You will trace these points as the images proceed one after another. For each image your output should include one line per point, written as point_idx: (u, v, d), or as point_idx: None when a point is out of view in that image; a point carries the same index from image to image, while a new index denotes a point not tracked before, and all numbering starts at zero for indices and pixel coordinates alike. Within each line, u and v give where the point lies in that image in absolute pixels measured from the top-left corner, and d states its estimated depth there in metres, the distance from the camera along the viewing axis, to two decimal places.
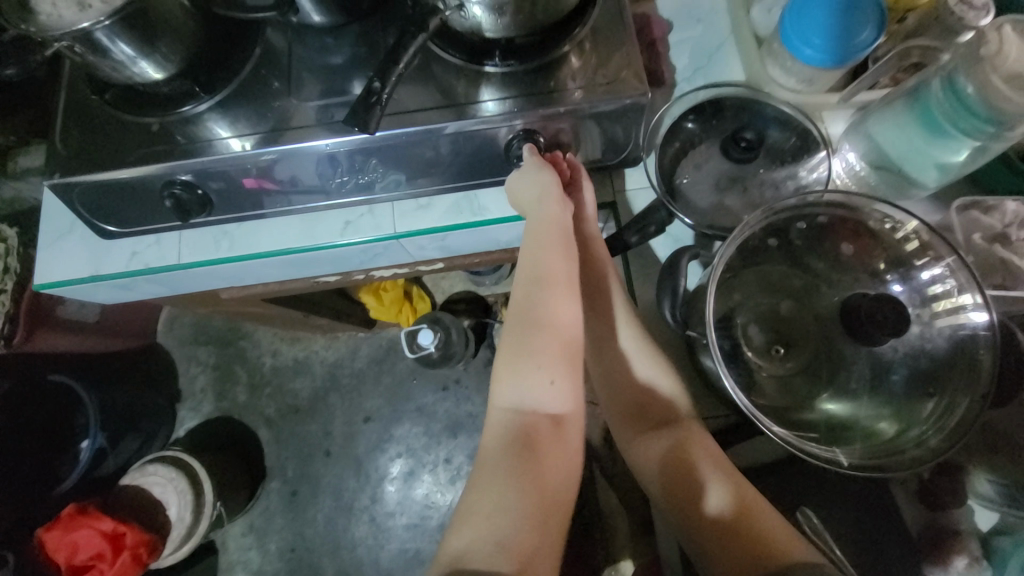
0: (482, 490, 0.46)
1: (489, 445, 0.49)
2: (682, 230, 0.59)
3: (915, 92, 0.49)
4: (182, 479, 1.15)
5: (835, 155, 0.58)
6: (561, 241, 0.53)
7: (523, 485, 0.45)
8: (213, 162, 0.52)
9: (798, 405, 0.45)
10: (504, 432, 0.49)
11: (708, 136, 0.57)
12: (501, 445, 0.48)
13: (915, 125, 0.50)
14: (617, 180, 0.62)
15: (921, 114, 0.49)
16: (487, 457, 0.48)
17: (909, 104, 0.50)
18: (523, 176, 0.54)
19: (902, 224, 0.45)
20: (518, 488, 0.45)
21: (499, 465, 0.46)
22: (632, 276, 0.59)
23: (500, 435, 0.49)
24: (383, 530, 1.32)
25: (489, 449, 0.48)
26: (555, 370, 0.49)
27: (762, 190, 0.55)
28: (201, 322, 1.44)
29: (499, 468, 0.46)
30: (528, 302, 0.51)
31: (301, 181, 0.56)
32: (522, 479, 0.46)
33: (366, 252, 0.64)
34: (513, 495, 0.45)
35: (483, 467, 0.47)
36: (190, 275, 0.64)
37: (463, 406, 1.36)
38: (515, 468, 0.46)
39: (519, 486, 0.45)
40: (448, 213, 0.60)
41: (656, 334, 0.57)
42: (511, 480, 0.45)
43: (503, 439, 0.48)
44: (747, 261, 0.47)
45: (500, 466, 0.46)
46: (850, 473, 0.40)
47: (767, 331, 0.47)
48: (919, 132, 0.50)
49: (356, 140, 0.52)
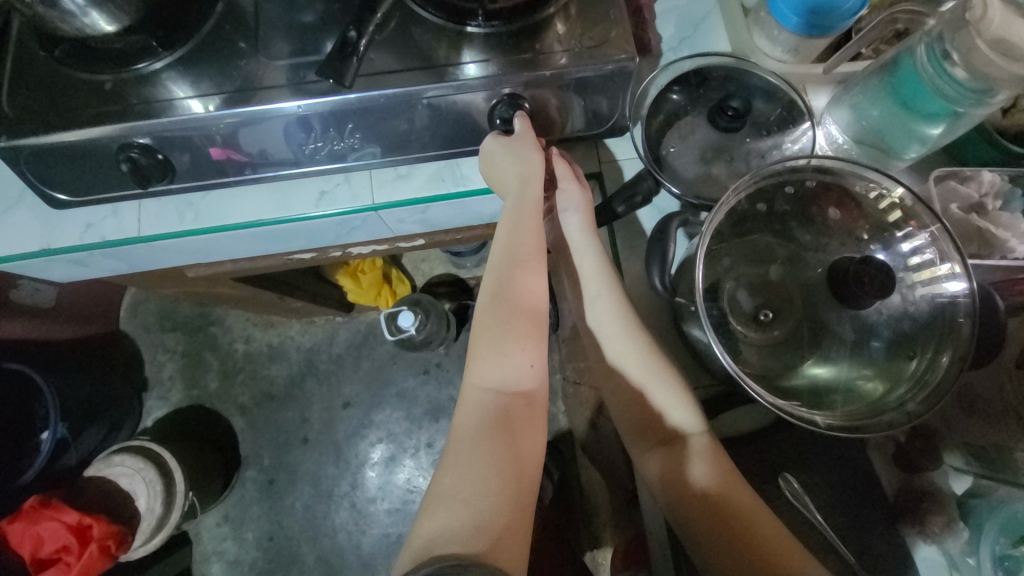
0: (457, 468, 0.45)
1: (463, 424, 0.48)
2: (668, 200, 0.58)
3: (893, 63, 0.50)
4: (150, 470, 1.10)
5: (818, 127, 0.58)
6: (534, 219, 0.52)
7: (500, 466, 0.45)
8: (173, 125, 0.49)
9: (780, 370, 0.45)
10: (481, 412, 0.48)
11: (695, 106, 0.56)
12: (477, 424, 0.47)
13: (896, 94, 0.50)
14: (603, 150, 0.60)
15: (902, 83, 0.49)
16: (462, 433, 0.47)
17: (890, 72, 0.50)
18: (494, 156, 0.52)
19: (888, 191, 0.45)
20: (496, 467, 0.44)
21: (477, 445, 0.45)
22: (617, 248, 0.58)
23: (478, 416, 0.47)
24: (365, 515, 1.30)
25: (465, 426, 0.47)
26: (530, 352, 0.50)
27: (748, 159, 0.54)
28: (167, 307, 1.38)
29: (475, 446, 0.45)
30: (506, 280, 0.51)
31: (270, 153, 0.53)
32: (499, 459, 0.45)
33: (343, 225, 0.61)
34: (491, 474, 0.44)
35: (457, 444, 0.46)
36: (152, 250, 0.60)
37: (445, 389, 1.35)
38: (494, 447, 0.45)
39: (497, 464, 0.45)
40: (429, 182, 0.57)
41: (640, 307, 0.56)
42: (489, 460, 0.45)
43: (481, 419, 0.47)
44: (736, 228, 0.47)
45: (476, 444, 0.46)
46: (827, 433, 0.40)
47: (754, 297, 0.47)
48: (897, 103, 0.50)
49: (333, 102, 0.49)
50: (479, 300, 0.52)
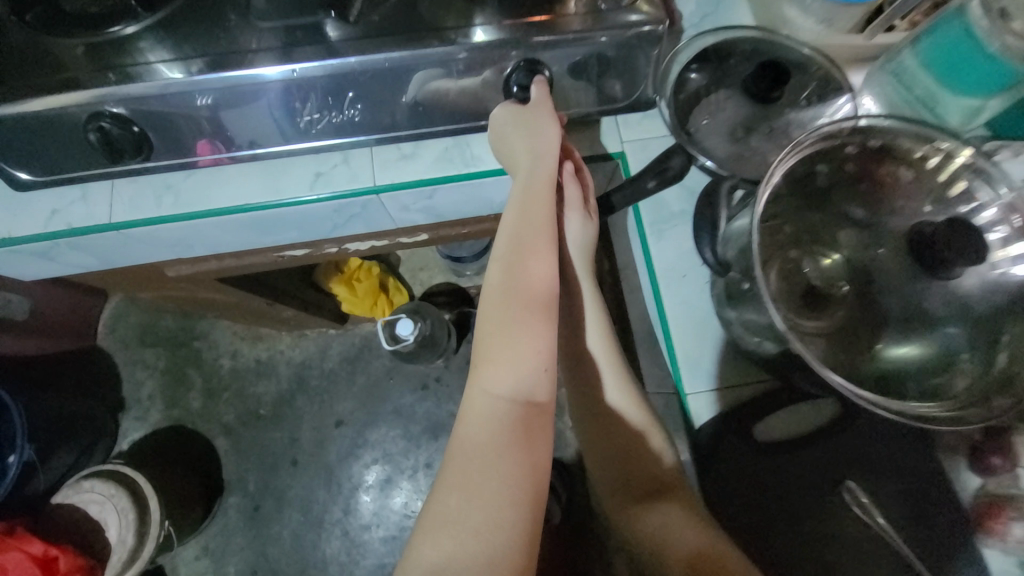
0: (466, 488, 0.37)
1: (469, 435, 0.39)
2: (698, 179, 0.53)
3: (919, 37, 0.48)
4: (122, 496, 1.00)
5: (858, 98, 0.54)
6: (546, 202, 0.44)
7: (517, 488, 0.37)
8: (149, 92, 0.43)
9: (841, 360, 0.40)
10: (492, 423, 0.39)
11: (726, 79, 0.52)
12: (487, 437, 0.38)
13: (932, 63, 0.48)
14: (625, 128, 0.55)
15: (934, 54, 0.47)
16: (470, 447, 0.38)
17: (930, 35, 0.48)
18: (503, 133, 0.46)
19: (954, 152, 0.40)
20: (512, 490, 0.37)
21: (489, 460, 0.37)
22: (645, 230, 0.52)
23: (489, 429, 0.39)
24: (358, 545, 1.20)
25: (470, 438, 0.39)
26: (547, 356, 0.42)
27: (788, 131, 0.50)
28: (148, 321, 1.29)
29: (484, 465, 0.37)
30: (517, 268, 0.42)
31: (256, 143, 0.49)
32: (516, 479, 0.37)
33: (341, 213, 0.55)
34: (508, 496, 0.36)
35: (460, 459, 0.38)
36: (124, 241, 0.54)
37: (445, 405, 1.27)
38: (510, 466, 0.37)
39: (514, 484, 0.37)
40: (436, 163, 0.52)
41: (673, 294, 0.50)
42: (504, 479, 0.37)
43: (494, 431, 0.39)
44: (793, 194, 0.42)
45: (489, 460, 0.37)
46: (895, 417, 0.36)
47: (801, 276, 0.42)
48: (938, 73, 0.48)
49: (331, 67, 0.43)
50: (483, 292, 0.44)
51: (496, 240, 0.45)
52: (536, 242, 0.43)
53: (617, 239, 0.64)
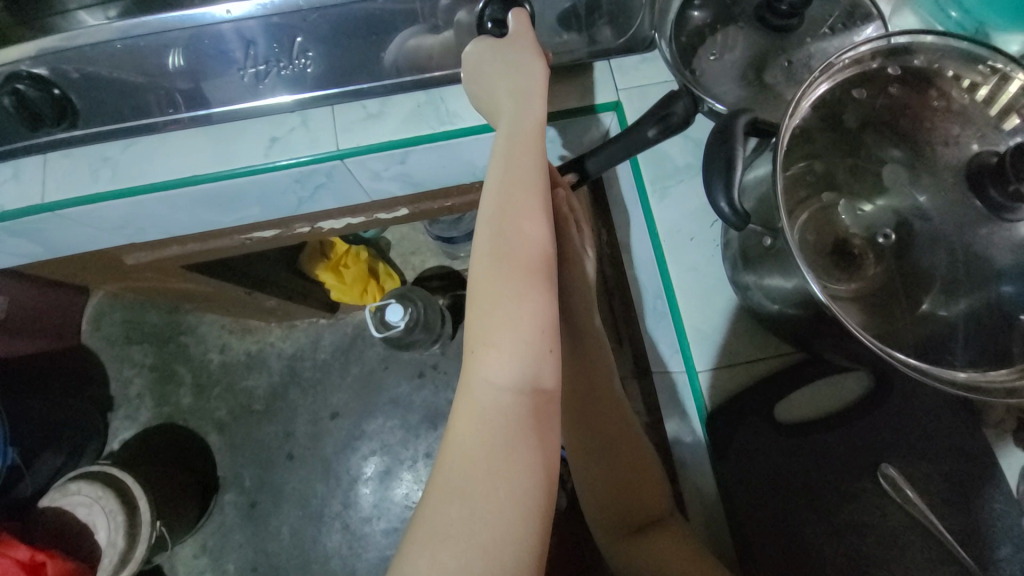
0: (466, 500, 0.30)
1: (462, 435, 0.32)
2: (704, 129, 0.47)
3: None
4: (110, 497, 0.95)
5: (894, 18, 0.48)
6: (541, 148, 0.36)
7: (529, 493, 0.31)
8: (64, 43, 0.37)
9: (875, 327, 0.34)
10: (489, 418, 0.32)
11: (736, 9, 0.45)
12: (485, 436, 0.31)
13: None
14: (620, 75, 0.48)
15: None
16: (469, 454, 0.31)
17: None
18: (486, 66, 0.38)
19: (1010, 77, 0.35)
20: (520, 495, 0.31)
21: (490, 466, 0.31)
22: (646, 190, 0.46)
23: (489, 427, 0.32)
24: (359, 538, 1.16)
25: (467, 442, 0.32)
26: (551, 333, 0.34)
27: (810, 65, 0.43)
28: (134, 317, 1.24)
29: (483, 471, 0.31)
30: (508, 231, 0.34)
31: (196, 103, 0.43)
32: (525, 482, 0.31)
33: (303, 183, 0.49)
34: (518, 504, 0.30)
35: (455, 464, 0.31)
36: (63, 224, 0.49)
37: (443, 393, 1.22)
38: (519, 470, 0.31)
39: (523, 490, 0.31)
40: (406, 122, 0.46)
41: (679, 260, 0.44)
42: (513, 486, 0.30)
43: (496, 430, 0.32)
44: (822, 132, 0.35)
45: (491, 465, 0.31)
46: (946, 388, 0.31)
47: (822, 232, 0.37)
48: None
49: (274, 8, 0.37)
50: (470, 263, 0.35)
51: (482, 190, 0.36)
52: (533, 195, 0.35)
53: (615, 205, 0.58)
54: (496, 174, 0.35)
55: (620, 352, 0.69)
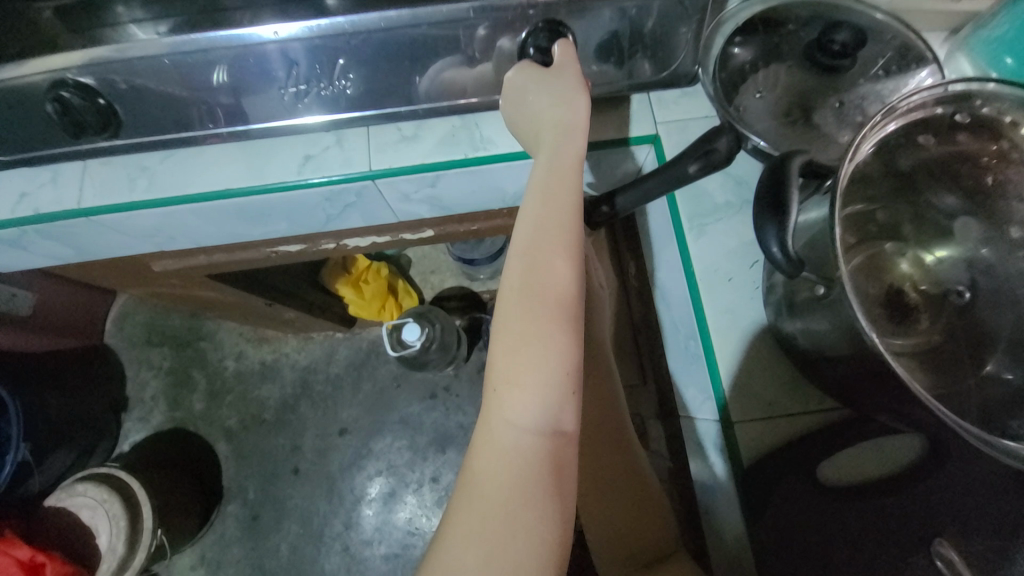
0: (478, 548, 0.28)
1: (478, 478, 0.30)
2: (745, 167, 0.45)
3: (1009, 5, 0.44)
4: (115, 502, 0.93)
5: (948, 64, 0.47)
6: (578, 180, 0.35)
7: (543, 547, 0.29)
8: (113, 54, 0.37)
9: (934, 389, 0.31)
10: (508, 463, 0.30)
11: (780, 48, 0.44)
12: (504, 482, 0.29)
13: None
14: (658, 108, 0.47)
15: None
16: (484, 498, 0.29)
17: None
18: (529, 96, 0.37)
19: None
20: (536, 545, 0.29)
21: (507, 512, 0.29)
22: (683, 226, 0.44)
23: (509, 472, 0.30)
24: (358, 561, 1.13)
25: (484, 485, 0.30)
26: (576, 373, 0.32)
27: (860, 107, 0.42)
28: (156, 320, 1.25)
29: (498, 520, 0.29)
30: (540, 264, 0.32)
31: (236, 117, 0.43)
32: (543, 533, 0.29)
33: (332, 202, 0.49)
34: (534, 554, 0.28)
35: (468, 509, 0.29)
36: (96, 230, 0.49)
37: (454, 416, 1.19)
38: (537, 519, 0.29)
39: (538, 543, 0.29)
40: (440, 145, 0.46)
41: (714, 300, 0.42)
42: (529, 538, 0.28)
43: (515, 476, 0.30)
44: (880, 176, 0.33)
45: (507, 513, 0.29)
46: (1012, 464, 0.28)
47: (876, 283, 0.34)
48: None
49: (320, 30, 0.37)
50: (498, 297, 0.33)
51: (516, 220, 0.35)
52: (566, 227, 0.33)
53: (647, 238, 0.56)
54: (531, 204, 0.34)
55: (644, 391, 0.66)
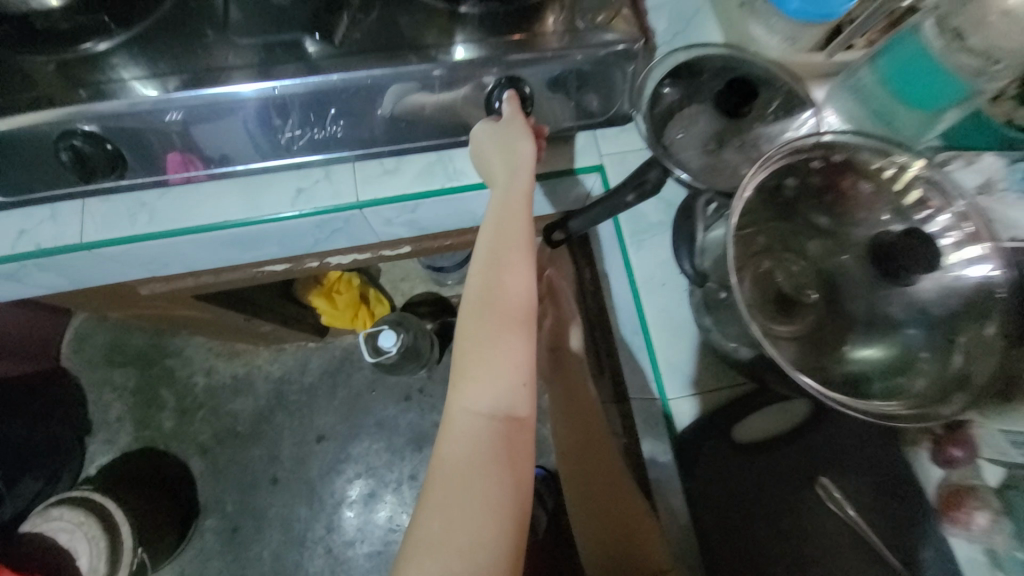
0: (445, 513, 0.35)
1: (448, 455, 0.37)
2: (674, 192, 0.55)
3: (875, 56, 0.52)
4: (93, 524, 0.99)
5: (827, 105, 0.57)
6: (525, 214, 0.43)
7: (500, 510, 0.36)
8: (120, 108, 0.42)
9: (814, 366, 0.42)
10: (471, 442, 0.37)
11: (695, 95, 0.54)
12: (468, 458, 0.37)
13: (891, 79, 0.51)
14: (602, 142, 0.56)
15: (889, 70, 0.51)
16: (450, 472, 0.37)
17: (884, 53, 0.51)
18: (481, 146, 0.46)
19: (908, 164, 0.44)
20: (495, 509, 0.35)
21: (465, 481, 0.36)
22: (625, 241, 0.54)
23: (471, 450, 0.37)
24: (342, 562, 1.17)
25: (452, 465, 0.37)
26: (527, 369, 0.40)
27: (758, 143, 0.53)
28: (118, 340, 1.24)
29: (465, 487, 0.36)
30: (495, 284, 0.41)
31: (232, 160, 0.49)
32: (498, 500, 0.36)
33: (322, 227, 0.55)
34: (494, 516, 0.35)
35: (439, 481, 0.36)
36: (94, 260, 0.52)
37: (429, 416, 1.25)
38: (497, 487, 0.36)
39: (494, 507, 0.36)
40: (419, 177, 0.53)
41: (653, 303, 0.52)
42: (489, 500, 0.36)
43: (474, 451, 0.37)
44: (766, 205, 0.44)
45: (466, 480, 0.36)
46: (860, 416, 0.39)
47: (769, 287, 0.44)
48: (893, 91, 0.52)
49: (312, 84, 0.43)
50: (462, 311, 0.41)
51: (473, 248, 0.43)
52: (515, 252, 0.42)
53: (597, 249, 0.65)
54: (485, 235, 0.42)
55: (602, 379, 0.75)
